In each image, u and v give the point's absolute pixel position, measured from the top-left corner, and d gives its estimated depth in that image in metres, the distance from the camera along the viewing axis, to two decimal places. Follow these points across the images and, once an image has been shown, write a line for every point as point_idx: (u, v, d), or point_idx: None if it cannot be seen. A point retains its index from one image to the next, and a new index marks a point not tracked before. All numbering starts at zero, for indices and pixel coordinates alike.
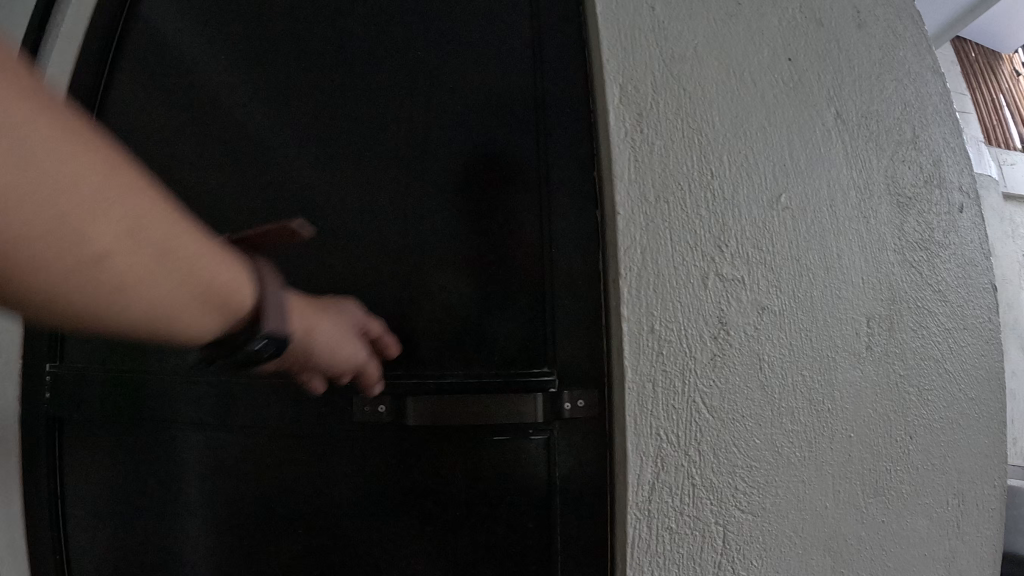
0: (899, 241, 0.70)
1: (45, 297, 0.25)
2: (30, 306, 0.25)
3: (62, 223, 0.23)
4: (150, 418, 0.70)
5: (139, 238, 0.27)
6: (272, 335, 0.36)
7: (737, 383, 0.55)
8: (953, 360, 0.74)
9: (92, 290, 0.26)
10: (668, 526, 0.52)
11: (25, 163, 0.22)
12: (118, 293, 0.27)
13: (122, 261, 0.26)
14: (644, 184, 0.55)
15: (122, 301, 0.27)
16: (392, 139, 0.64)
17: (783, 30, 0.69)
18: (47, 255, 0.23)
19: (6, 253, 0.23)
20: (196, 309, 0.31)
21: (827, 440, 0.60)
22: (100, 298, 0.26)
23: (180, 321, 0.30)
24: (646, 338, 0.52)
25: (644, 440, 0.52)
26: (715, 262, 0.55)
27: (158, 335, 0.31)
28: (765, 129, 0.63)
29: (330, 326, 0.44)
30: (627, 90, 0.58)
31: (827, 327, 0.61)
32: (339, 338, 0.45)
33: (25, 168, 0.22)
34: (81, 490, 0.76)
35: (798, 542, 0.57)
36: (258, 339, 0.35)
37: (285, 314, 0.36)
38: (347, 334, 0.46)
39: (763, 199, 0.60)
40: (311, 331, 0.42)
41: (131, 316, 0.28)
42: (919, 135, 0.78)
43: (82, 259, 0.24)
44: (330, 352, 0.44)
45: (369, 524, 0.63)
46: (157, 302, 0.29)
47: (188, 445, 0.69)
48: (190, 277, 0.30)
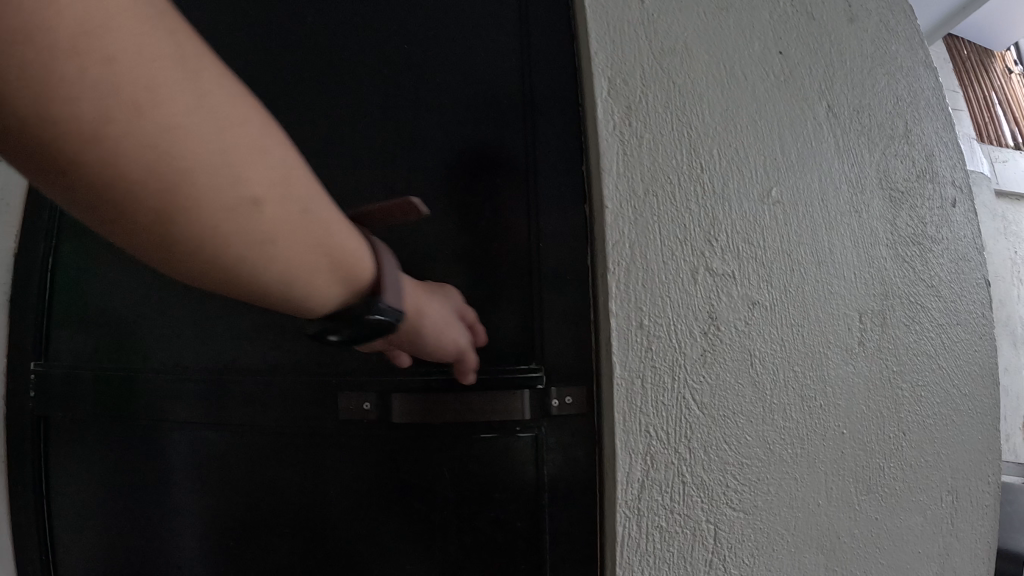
0: (892, 236, 0.70)
1: (208, 247, 0.24)
2: (189, 258, 0.24)
3: (215, 161, 0.22)
4: (136, 417, 0.69)
5: (291, 196, 0.25)
6: (388, 309, 0.34)
7: (727, 379, 0.54)
8: (947, 355, 0.73)
9: (245, 244, 0.24)
10: (659, 525, 0.51)
11: (165, 94, 0.21)
12: (268, 248, 0.25)
13: (277, 220, 0.25)
14: (633, 178, 0.54)
15: (271, 257, 0.26)
16: (380, 134, 0.63)
17: (774, 23, 0.68)
18: (205, 196, 0.22)
19: (172, 193, 0.22)
20: (328, 275, 0.30)
21: (819, 436, 0.59)
22: (253, 254, 0.25)
23: (315, 284, 0.29)
24: (635, 334, 0.51)
25: (634, 437, 0.51)
26: (705, 257, 0.55)
27: (297, 299, 0.30)
28: (756, 123, 0.62)
29: (436, 311, 0.44)
30: (616, 83, 0.57)
31: (819, 322, 0.60)
32: (443, 323, 0.45)
33: (165, 98, 0.21)
34: (66, 491, 0.74)
35: (791, 540, 0.56)
36: (377, 311, 0.34)
37: (397, 289, 0.35)
38: (450, 319, 0.46)
39: (754, 193, 0.59)
40: (420, 313, 0.41)
41: (277, 274, 0.27)
42: (911, 129, 0.78)
43: (238, 204, 0.23)
44: (435, 337, 0.44)
45: (356, 525, 0.61)
46: (299, 261, 0.27)
47: (175, 445, 0.68)
48: (326, 237, 0.28)
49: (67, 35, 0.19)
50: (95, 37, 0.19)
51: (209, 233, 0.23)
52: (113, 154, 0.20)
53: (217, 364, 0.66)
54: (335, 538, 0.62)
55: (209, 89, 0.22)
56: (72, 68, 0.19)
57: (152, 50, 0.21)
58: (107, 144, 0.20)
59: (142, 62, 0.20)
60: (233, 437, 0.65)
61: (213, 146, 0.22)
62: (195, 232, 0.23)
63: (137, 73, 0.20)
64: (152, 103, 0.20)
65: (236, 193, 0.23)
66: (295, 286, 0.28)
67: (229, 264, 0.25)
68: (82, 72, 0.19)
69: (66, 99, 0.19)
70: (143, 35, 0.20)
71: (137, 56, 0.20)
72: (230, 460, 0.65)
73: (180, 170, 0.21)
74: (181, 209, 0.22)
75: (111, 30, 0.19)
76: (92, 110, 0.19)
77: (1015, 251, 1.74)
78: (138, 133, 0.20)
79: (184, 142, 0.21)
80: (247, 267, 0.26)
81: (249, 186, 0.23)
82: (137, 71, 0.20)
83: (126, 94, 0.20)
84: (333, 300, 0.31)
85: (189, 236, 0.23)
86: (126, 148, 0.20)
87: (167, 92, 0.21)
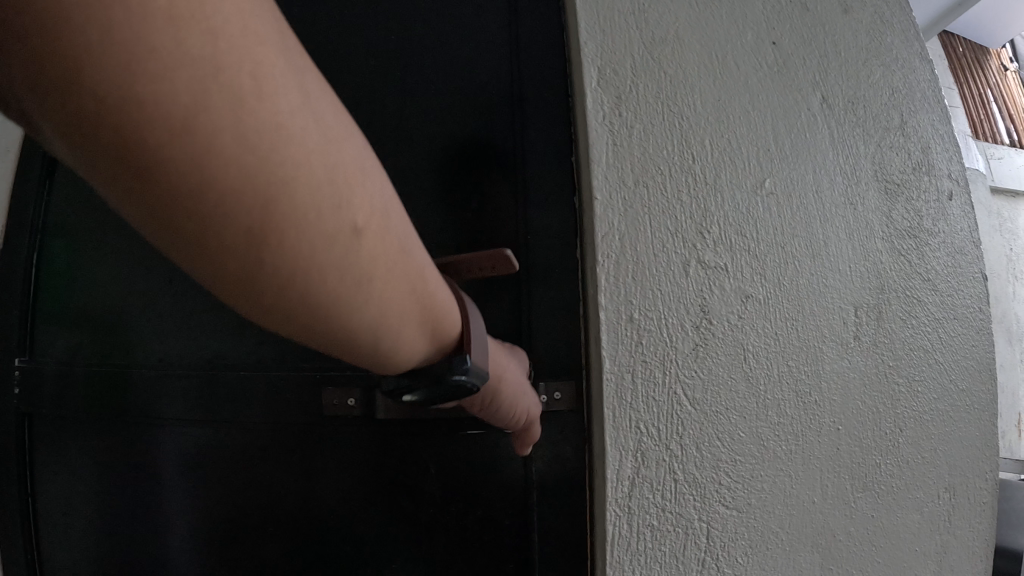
0: (888, 228, 0.69)
1: (298, 282, 0.21)
2: (268, 294, 0.21)
3: (319, 176, 0.19)
4: (123, 414, 0.67)
5: (376, 218, 0.23)
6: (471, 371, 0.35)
7: (720, 375, 0.53)
8: (944, 350, 0.72)
9: (341, 279, 0.22)
10: (650, 524, 0.50)
11: (270, 83, 0.18)
12: (360, 286, 0.23)
13: (365, 243, 0.22)
14: (623, 169, 0.53)
15: (359, 297, 0.24)
16: (366, 125, 0.61)
17: (767, 13, 0.67)
18: (309, 218, 0.19)
19: (271, 204, 0.18)
20: (408, 317, 0.28)
21: (814, 433, 0.58)
22: (343, 291, 0.23)
23: (395, 328, 0.27)
24: (625, 328, 0.50)
25: (623, 434, 0.49)
26: (696, 249, 0.53)
27: (372, 343, 0.27)
28: (749, 114, 0.61)
29: (513, 376, 0.43)
30: (605, 73, 0.55)
31: (814, 316, 0.59)
32: (519, 388, 0.44)
33: (270, 87, 0.18)
34: (51, 491, 0.71)
35: (785, 538, 0.55)
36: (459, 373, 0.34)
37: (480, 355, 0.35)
38: (524, 385, 0.45)
39: (747, 185, 0.58)
40: (499, 381, 0.40)
41: (360, 314, 0.24)
42: (906, 121, 0.76)
43: (342, 234, 0.21)
44: (511, 404, 0.43)
45: (341, 524, 0.60)
46: (386, 300, 0.25)
47: (163, 442, 0.66)
48: (408, 276, 0.27)
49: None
50: (195, 3, 0.16)
51: (297, 259, 0.20)
52: (207, 154, 0.17)
53: (202, 361, 0.65)
54: (321, 539, 0.60)
55: (306, 89, 0.20)
56: (170, 41, 0.15)
57: (256, 33, 0.17)
58: (201, 143, 0.16)
59: (247, 45, 0.17)
60: (220, 434, 0.64)
61: (315, 154, 0.19)
62: (282, 257, 0.20)
63: (242, 55, 0.17)
64: (261, 98, 0.17)
65: (341, 217, 0.21)
66: (374, 324, 0.26)
67: (321, 301, 0.22)
68: (183, 45, 0.15)
69: (155, 74, 0.15)
70: (243, 11, 0.17)
71: (242, 30, 0.17)
72: (216, 459, 0.64)
73: (285, 180, 0.18)
74: (275, 228, 0.19)
75: (216, 3, 0.16)
76: (188, 98, 0.16)
77: (1010, 248, 1.73)
78: (238, 131, 0.17)
79: (297, 151, 0.18)
80: (329, 301, 0.23)
81: (344, 206, 0.21)
82: (242, 53, 0.17)
83: (231, 80, 0.16)
84: (410, 339, 0.30)
85: (273, 262, 0.20)
86: (227, 151, 0.17)
87: (273, 87, 0.18)
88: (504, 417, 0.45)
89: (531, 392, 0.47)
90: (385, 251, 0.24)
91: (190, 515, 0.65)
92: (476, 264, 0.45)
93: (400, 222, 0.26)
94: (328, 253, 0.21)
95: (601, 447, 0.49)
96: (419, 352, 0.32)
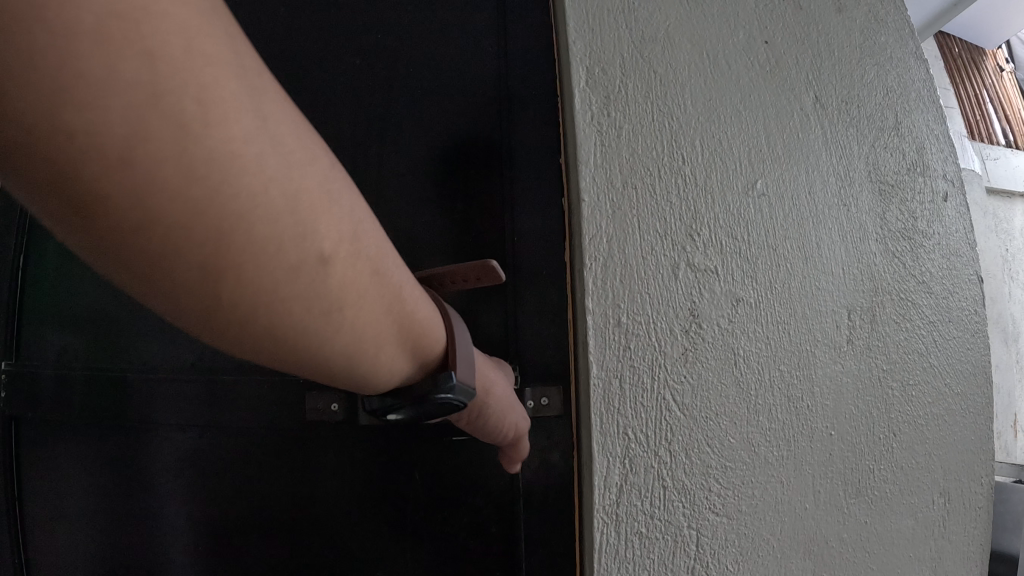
0: (881, 230, 0.68)
1: (262, 314, 0.20)
2: (233, 329, 0.21)
3: (274, 200, 0.19)
4: (115, 415, 0.65)
5: (348, 243, 0.22)
6: (459, 387, 0.34)
7: (709, 379, 0.52)
8: (939, 354, 0.71)
9: (312, 310, 0.22)
10: (638, 531, 0.49)
11: (217, 104, 0.17)
12: (334, 316, 0.23)
13: (333, 271, 0.22)
14: (611, 170, 0.52)
15: (333, 327, 0.23)
16: (351, 125, 0.60)
17: (759, 12, 0.66)
18: (265, 248, 0.19)
19: (223, 235, 0.18)
20: (388, 342, 0.27)
21: (806, 438, 0.57)
22: (317, 323, 0.22)
23: (376, 353, 0.27)
24: (612, 332, 0.49)
25: (611, 440, 0.48)
26: (686, 251, 0.52)
27: (352, 371, 0.27)
28: (740, 114, 0.60)
29: (500, 390, 0.42)
30: (594, 72, 0.54)
31: (805, 319, 0.58)
32: (507, 402, 0.42)
33: (215, 108, 0.17)
34: (38, 499, 0.68)
35: (777, 545, 0.54)
36: (446, 391, 0.33)
37: (466, 368, 0.35)
38: (512, 399, 0.44)
39: (738, 186, 0.57)
40: (487, 393, 0.40)
41: (336, 343, 0.24)
42: (900, 121, 0.76)
43: (307, 262, 0.21)
44: (499, 417, 0.42)
45: (324, 529, 0.59)
46: (364, 327, 0.25)
47: (154, 444, 0.64)
48: (388, 299, 0.26)
49: (94, 19, 0.15)
50: (129, 23, 0.15)
51: (257, 291, 0.20)
52: (151, 184, 0.16)
53: (185, 364, 0.64)
54: (304, 546, 0.59)
55: (267, 111, 0.19)
56: (99, 64, 0.15)
57: (204, 53, 0.17)
58: (143, 173, 0.16)
59: (193, 68, 0.16)
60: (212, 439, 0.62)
61: (273, 181, 0.19)
62: (241, 291, 0.19)
63: (186, 79, 0.16)
64: (208, 127, 0.17)
65: (303, 245, 0.20)
66: (351, 352, 0.25)
67: (290, 334, 0.22)
68: (116, 71, 0.15)
69: (88, 104, 0.15)
70: (191, 31, 0.17)
71: (185, 48, 0.16)
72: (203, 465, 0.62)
73: (237, 211, 0.18)
74: (230, 260, 0.18)
75: (154, 21, 0.16)
76: (124, 126, 0.15)
77: (1006, 249, 1.73)
78: (182, 160, 0.16)
79: (249, 179, 0.18)
80: (297, 333, 0.22)
81: (308, 234, 0.20)
82: (186, 76, 0.16)
83: (171, 105, 0.16)
84: (394, 360, 0.29)
85: (231, 295, 0.19)
86: (170, 181, 0.16)
87: (224, 110, 0.17)
88: (491, 430, 0.43)
89: (520, 406, 0.45)
90: (354, 277, 0.23)
91: (176, 520, 0.63)
92: (461, 275, 0.43)
93: (376, 244, 0.25)
94: (287, 282, 0.20)
95: (587, 453, 0.48)
96: (403, 371, 0.31)
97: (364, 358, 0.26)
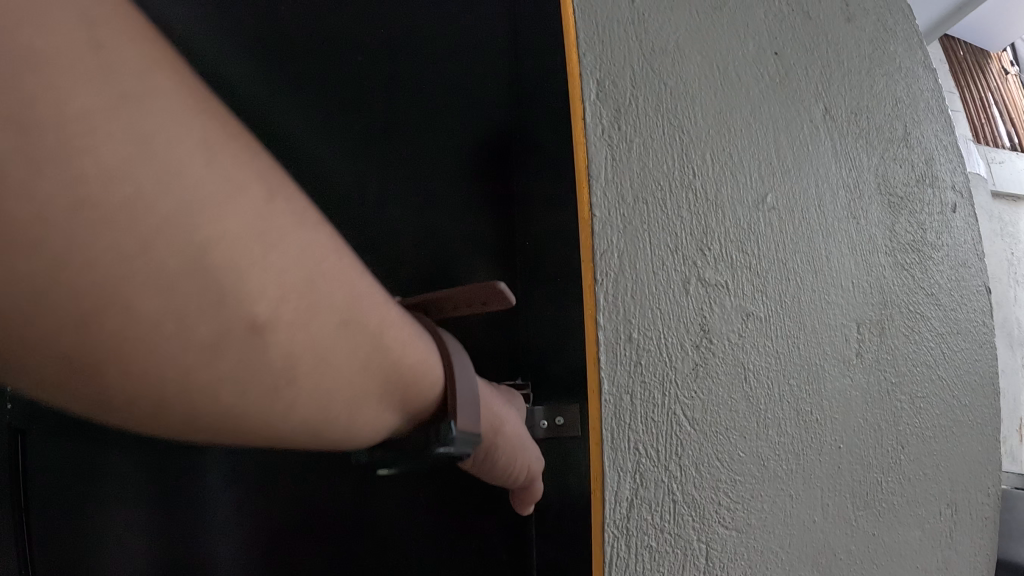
0: (890, 242, 0.68)
1: (181, 395, 0.19)
2: (159, 412, 0.19)
3: (168, 258, 0.17)
4: None
5: (300, 301, 0.20)
6: (464, 441, 0.28)
7: (720, 394, 0.52)
8: (946, 365, 0.71)
9: (248, 382, 0.20)
10: (648, 545, 0.48)
11: (82, 143, 0.15)
12: (282, 387, 0.20)
13: (273, 338, 0.19)
14: (622, 185, 0.51)
15: (286, 397, 0.21)
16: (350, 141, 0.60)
17: (769, 23, 0.66)
18: (164, 315, 0.17)
19: (104, 301, 0.16)
20: (369, 405, 0.24)
21: (815, 452, 0.57)
22: (262, 395, 0.20)
23: (351, 420, 0.24)
24: (624, 348, 0.49)
25: (622, 455, 0.48)
26: (696, 266, 0.52)
27: (326, 441, 0.24)
28: (750, 126, 0.60)
29: (510, 425, 0.37)
30: (604, 84, 0.54)
31: (815, 332, 0.58)
32: (518, 440, 0.38)
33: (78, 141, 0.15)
34: None
35: (785, 558, 0.54)
36: (444, 444, 0.28)
37: (475, 413, 0.29)
38: (523, 435, 0.39)
39: (748, 199, 0.57)
40: (493, 429, 0.36)
41: (295, 418, 0.22)
42: (910, 132, 0.75)
43: (228, 330, 0.18)
44: (508, 455, 0.38)
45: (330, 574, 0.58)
46: (328, 393, 0.22)
47: None
48: (363, 357, 0.23)
49: None
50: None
51: (168, 374, 0.18)
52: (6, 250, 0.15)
53: None
54: None
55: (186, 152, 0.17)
56: None
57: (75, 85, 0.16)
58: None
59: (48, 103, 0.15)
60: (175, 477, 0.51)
61: (172, 235, 0.17)
62: (152, 373, 0.18)
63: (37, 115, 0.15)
64: (60, 162, 0.15)
65: (225, 311, 0.18)
66: (316, 426, 0.23)
67: (231, 413, 0.20)
68: None
69: None
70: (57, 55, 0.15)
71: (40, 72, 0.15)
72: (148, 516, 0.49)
73: (118, 278, 0.16)
74: (120, 335, 0.17)
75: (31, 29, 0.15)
76: None
77: (1011, 253, 1.72)
78: (41, 221, 0.15)
79: (137, 234, 0.16)
80: (235, 411, 0.20)
81: (229, 299, 0.18)
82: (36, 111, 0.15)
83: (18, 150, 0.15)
84: (380, 422, 0.26)
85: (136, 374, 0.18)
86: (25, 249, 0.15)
87: (91, 146, 0.16)
88: (495, 471, 0.39)
89: (532, 443, 0.41)
90: (303, 336, 0.20)
91: None
92: (465, 300, 0.42)
93: (341, 288, 0.22)
94: (208, 362, 0.18)
95: (597, 469, 0.48)
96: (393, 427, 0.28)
97: (330, 425, 0.23)
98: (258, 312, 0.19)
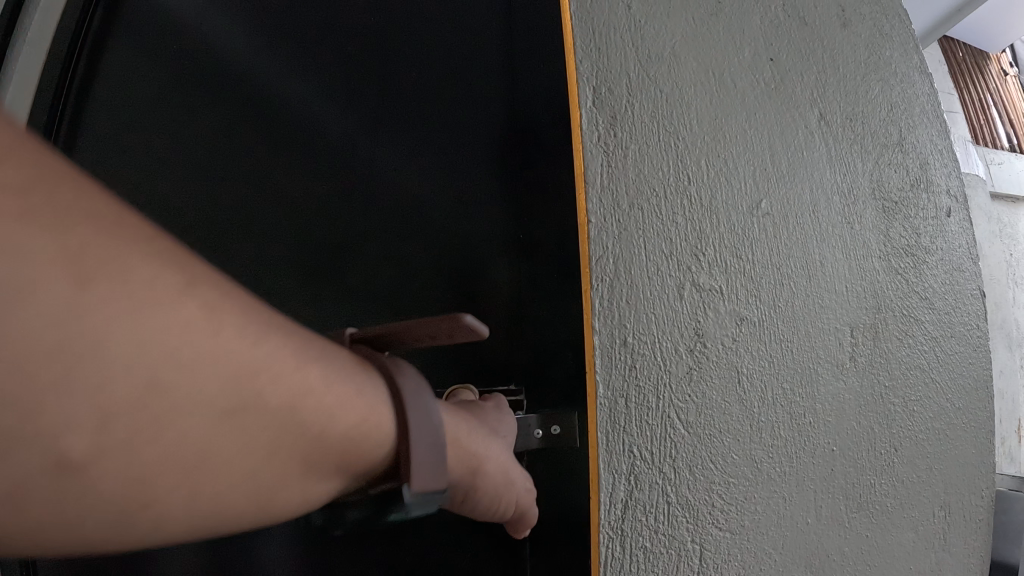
0: (885, 247, 0.68)
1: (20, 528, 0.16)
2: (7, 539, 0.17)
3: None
4: None
5: (152, 405, 0.17)
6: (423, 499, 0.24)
7: (713, 398, 0.52)
8: (941, 369, 0.72)
9: (96, 507, 0.17)
10: (642, 545, 0.49)
11: None
12: (145, 506, 0.18)
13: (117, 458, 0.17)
14: (617, 191, 0.52)
15: (152, 514, 0.18)
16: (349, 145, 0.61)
17: (765, 29, 0.67)
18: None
19: None
20: (278, 491, 0.21)
21: (808, 454, 0.58)
22: (123, 518, 0.18)
23: (253, 513, 0.21)
24: (619, 351, 0.49)
25: (617, 457, 0.48)
26: (691, 271, 0.53)
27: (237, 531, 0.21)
28: (745, 132, 0.60)
29: (493, 460, 0.31)
30: (601, 91, 0.54)
31: (809, 337, 0.59)
32: (504, 474, 0.32)
33: None
34: None
35: (778, 559, 0.55)
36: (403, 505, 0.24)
37: (434, 468, 0.24)
38: (513, 464, 0.33)
39: (743, 205, 0.58)
40: (472, 469, 0.30)
41: (172, 530, 0.19)
42: (905, 137, 0.76)
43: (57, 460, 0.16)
44: (494, 493, 0.32)
45: None
46: (212, 497, 0.19)
47: None
48: (256, 445, 0.20)
49: None
50: None
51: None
52: None
53: None
54: None
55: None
56: None
57: None
58: None
59: None
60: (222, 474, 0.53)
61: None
62: None
63: None
64: None
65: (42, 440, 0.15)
66: (205, 528, 0.20)
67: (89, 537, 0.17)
68: None
69: None
70: None
71: None
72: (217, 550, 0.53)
73: None
74: None
75: None
76: None
77: (1010, 254, 1.73)
78: None
79: None
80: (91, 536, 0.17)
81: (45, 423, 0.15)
82: None
83: None
84: (302, 500, 0.22)
85: None
86: None
87: None
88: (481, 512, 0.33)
89: (525, 473, 0.34)
90: (151, 453, 0.17)
91: None
92: (426, 334, 0.29)
93: (212, 373, 0.18)
94: (33, 501, 0.16)
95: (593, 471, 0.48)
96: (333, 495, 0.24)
97: (231, 521, 0.20)
98: (71, 448, 0.16)
